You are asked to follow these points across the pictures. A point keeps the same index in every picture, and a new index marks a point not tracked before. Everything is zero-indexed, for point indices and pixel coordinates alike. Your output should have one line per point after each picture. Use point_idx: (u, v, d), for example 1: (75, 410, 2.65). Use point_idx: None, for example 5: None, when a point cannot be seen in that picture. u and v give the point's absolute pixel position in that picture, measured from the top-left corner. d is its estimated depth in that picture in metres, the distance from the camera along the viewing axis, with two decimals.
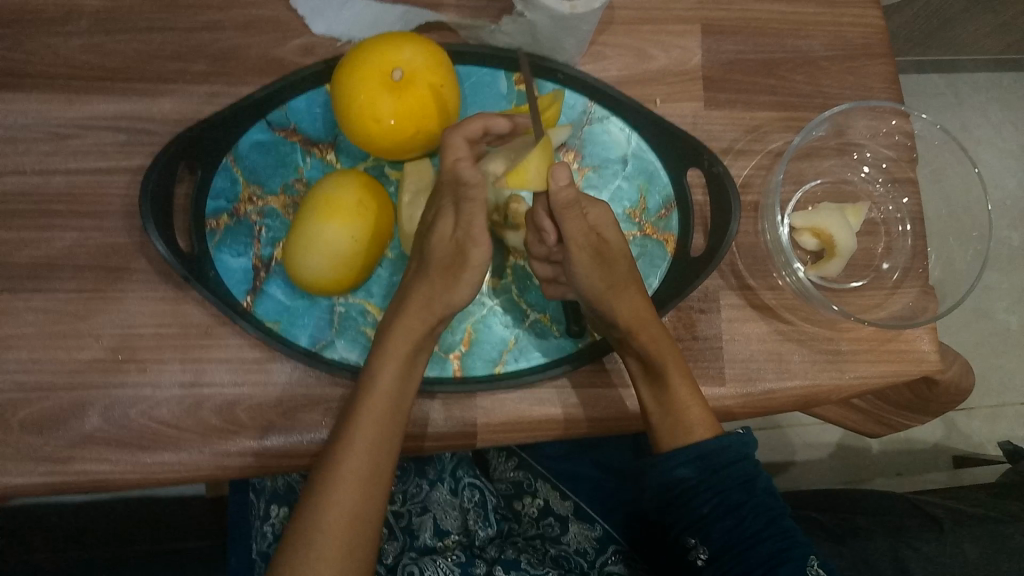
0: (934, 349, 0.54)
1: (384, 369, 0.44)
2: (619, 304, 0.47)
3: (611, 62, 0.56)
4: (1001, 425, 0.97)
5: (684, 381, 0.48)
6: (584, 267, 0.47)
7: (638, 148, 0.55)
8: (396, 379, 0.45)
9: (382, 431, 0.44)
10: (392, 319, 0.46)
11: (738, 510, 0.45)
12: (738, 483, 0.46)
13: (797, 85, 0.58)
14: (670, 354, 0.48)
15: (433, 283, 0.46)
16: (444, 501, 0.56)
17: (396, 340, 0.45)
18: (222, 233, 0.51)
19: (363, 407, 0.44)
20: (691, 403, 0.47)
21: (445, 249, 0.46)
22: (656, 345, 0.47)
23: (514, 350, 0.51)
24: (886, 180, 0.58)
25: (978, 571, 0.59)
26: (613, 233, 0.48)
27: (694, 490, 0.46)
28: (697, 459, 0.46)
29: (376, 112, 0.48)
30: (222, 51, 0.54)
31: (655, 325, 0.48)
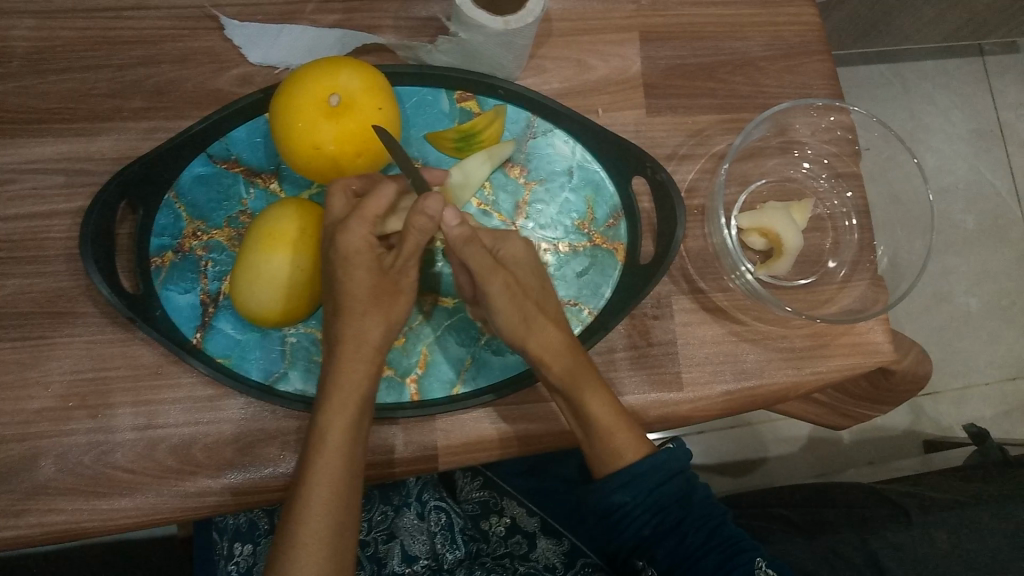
0: (888, 340, 0.55)
1: (333, 420, 0.43)
2: (534, 337, 0.47)
3: (551, 75, 0.56)
4: (968, 405, 0.99)
5: (605, 404, 0.47)
6: (499, 298, 0.46)
7: (583, 159, 0.55)
8: (346, 436, 0.43)
9: (340, 491, 0.42)
10: (330, 372, 0.44)
11: (678, 527, 0.47)
12: (675, 499, 0.47)
13: (737, 87, 0.58)
14: (587, 383, 0.47)
15: (365, 317, 0.44)
16: (411, 526, 0.57)
17: (341, 391, 0.43)
18: (167, 271, 0.51)
19: (316, 463, 0.42)
20: (614, 429, 0.47)
21: (372, 278, 0.44)
22: (568, 373, 0.47)
23: (472, 367, 0.52)
24: (829, 175, 0.58)
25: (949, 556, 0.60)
26: (523, 268, 0.48)
27: (632, 514, 0.47)
28: (629, 484, 0.47)
29: (315, 139, 0.47)
30: (158, 86, 0.53)
31: (574, 351, 0.47)
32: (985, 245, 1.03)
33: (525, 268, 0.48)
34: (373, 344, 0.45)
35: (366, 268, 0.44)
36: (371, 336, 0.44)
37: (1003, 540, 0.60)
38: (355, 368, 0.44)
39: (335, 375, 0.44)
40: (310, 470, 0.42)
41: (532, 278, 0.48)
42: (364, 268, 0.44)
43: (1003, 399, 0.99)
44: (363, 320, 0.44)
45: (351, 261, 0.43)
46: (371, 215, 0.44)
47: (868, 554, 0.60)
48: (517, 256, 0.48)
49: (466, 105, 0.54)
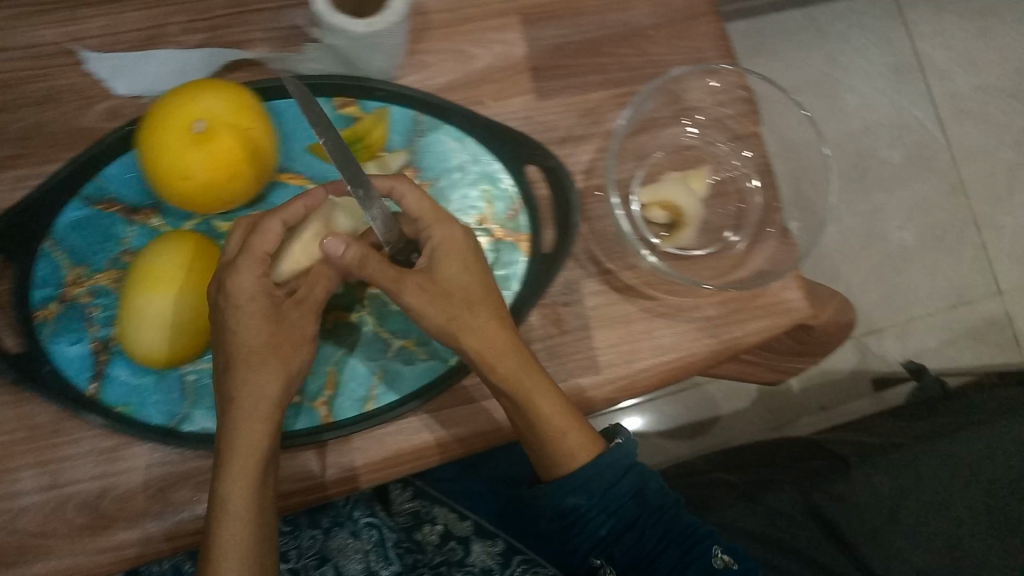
0: (802, 296, 0.54)
1: (234, 484, 0.41)
2: (471, 337, 0.44)
3: (433, 70, 0.54)
4: (912, 340, 0.99)
5: (552, 401, 0.45)
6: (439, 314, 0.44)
7: (475, 152, 0.53)
8: (248, 499, 0.42)
9: (251, 554, 0.41)
10: (226, 437, 0.42)
11: (635, 525, 0.48)
12: (630, 497, 0.48)
13: (625, 58, 0.56)
14: (532, 382, 0.45)
15: (260, 371, 0.42)
16: (343, 546, 0.57)
17: (239, 454, 0.42)
18: (53, 323, 0.49)
19: (222, 530, 0.41)
20: (567, 429, 0.46)
21: (263, 326, 0.43)
22: (513, 373, 0.44)
23: (383, 383, 0.50)
24: (728, 139, 0.57)
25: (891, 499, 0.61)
26: (449, 263, 0.45)
27: (589, 516, 0.47)
28: (583, 488, 0.46)
29: (184, 169, 0.45)
30: (21, 131, 0.51)
31: (513, 355, 0.45)
32: (914, 178, 1.03)
33: (455, 266, 0.45)
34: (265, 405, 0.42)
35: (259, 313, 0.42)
36: (268, 389, 0.42)
37: (943, 479, 0.61)
38: (254, 431, 0.42)
39: (230, 442, 0.42)
40: (216, 540, 0.41)
41: (461, 273, 0.45)
42: (256, 312, 0.42)
43: (947, 328, 1.00)
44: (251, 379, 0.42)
45: (235, 309, 0.42)
46: (261, 256, 0.43)
47: (807, 507, 0.64)
48: (446, 248, 0.45)
49: (348, 110, 0.52)
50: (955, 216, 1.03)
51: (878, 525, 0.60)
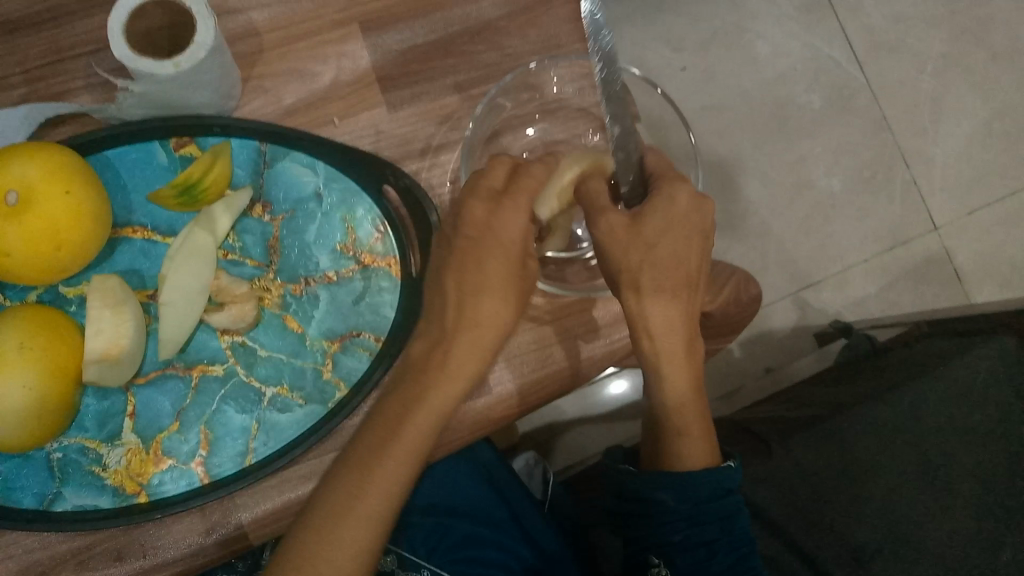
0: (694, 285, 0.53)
1: (433, 396, 0.44)
2: (655, 310, 0.47)
3: (276, 94, 0.51)
4: (851, 288, 0.98)
5: (692, 392, 0.50)
6: (671, 268, 0.47)
7: (328, 176, 0.51)
8: (420, 433, 0.44)
9: (393, 478, 0.43)
10: (411, 399, 0.44)
11: (711, 544, 0.50)
12: (717, 518, 0.50)
13: (480, 55, 0.54)
14: (686, 374, 0.49)
15: (491, 297, 0.45)
16: None
17: (445, 379, 0.45)
18: None
19: (393, 444, 0.43)
20: (684, 431, 0.50)
21: (506, 262, 0.46)
22: (673, 360, 0.48)
23: (259, 434, 0.48)
24: (597, 126, 0.55)
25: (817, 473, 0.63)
26: (653, 218, 0.46)
27: (669, 515, 0.50)
28: (675, 487, 0.49)
29: (2, 246, 0.43)
30: None
31: (680, 335, 0.48)
32: (836, 120, 1.01)
33: (675, 242, 0.47)
34: (461, 369, 0.45)
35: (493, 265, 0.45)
36: (457, 359, 0.45)
37: (877, 446, 0.63)
38: (432, 398, 0.44)
39: (411, 406, 0.44)
40: (386, 446, 0.43)
41: (665, 239, 0.47)
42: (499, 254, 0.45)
43: (886, 271, 0.98)
44: (472, 326, 0.45)
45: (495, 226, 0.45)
46: (485, 192, 0.45)
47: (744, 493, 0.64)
48: (667, 211, 0.47)
49: (185, 151, 0.50)
50: (882, 153, 1.01)
51: (850, 468, 0.62)
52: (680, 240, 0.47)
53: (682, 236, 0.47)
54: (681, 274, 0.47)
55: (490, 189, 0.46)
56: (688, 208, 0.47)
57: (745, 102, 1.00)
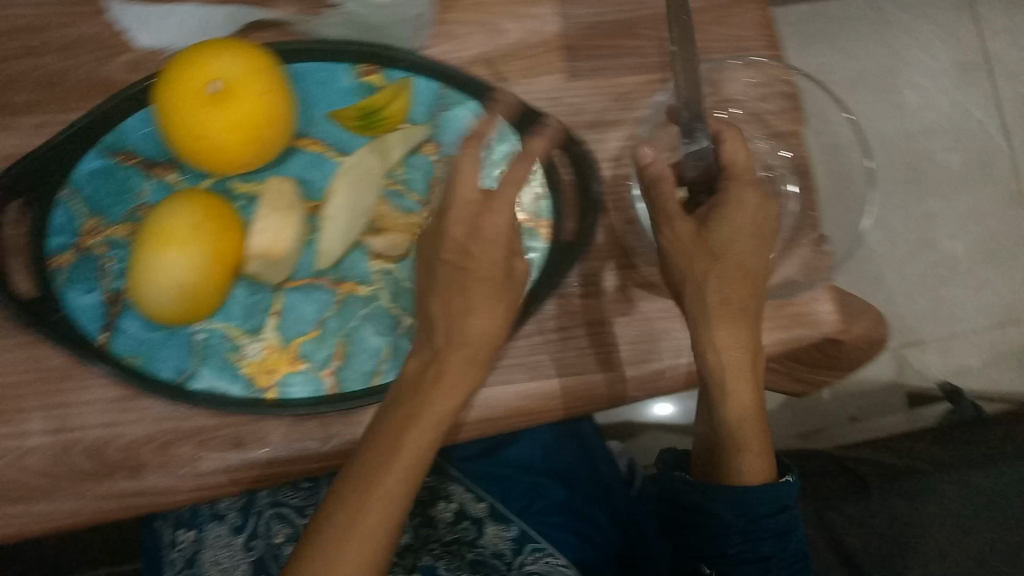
0: (832, 309, 0.53)
1: (432, 401, 0.44)
2: (722, 331, 0.47)
3: (462, 43, 0.52)
4: (955, 355, 0.95)
5: (750, 413, 0.49)
6: (728, 291, 0.48)
7: (498, 130, 0.52)
8: (418, 445, 0.43)
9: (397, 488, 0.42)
10: (407, 417, 0.43)
11: (765, 560, 0.50)
12: (773, 533, 0.50)
13: (662, 42, 0.53)
14: (744, 397, 0.49)
15: None
16: (217, 539, 0.59)
17: (438, 389, 0.44)
18: (68, 270, 0.49)
19: (388, 454, 0.42)
20: (745, 446, 0.49)
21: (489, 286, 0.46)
22: (737, 384, 0.48)
23: (390, 358, 0.50)
24: (766, 135, 0.55)
25: (902, 516, 0.62)
26: (721, 227, 0.48)
27: (726, 529, 0.50)
28: (736, 503, 0.49)
29: (199, 129, 0.45)
30: (41, 79, 0.50)
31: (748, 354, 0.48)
32: (970, 185, 0.98)
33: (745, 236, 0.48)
34: (453, 386, 0.44)
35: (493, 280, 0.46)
36: (451, 372, 0.44)
37: (970, 513, 0.61)
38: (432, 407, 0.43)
39: (401, 425, 0.43)
40: (378, 456, 0.42)
41: (742, 240, 0.48)
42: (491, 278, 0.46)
43: (991, 346, 0.96)
44: (462, 337, 0.45)
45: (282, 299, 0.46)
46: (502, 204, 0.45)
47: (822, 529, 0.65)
48: (741, 212, 0.49)
49: (370, 78, 0.51)
50: (1013, 228, 0.97)
51: (906, 526, 0.61)
52: (752, 238, 0.49)
53: (745, 253, 0.48)
54: (737, 300, 0.48)
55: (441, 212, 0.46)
56: (759, 215, 0.49)
57: (881, 148, 0.98)
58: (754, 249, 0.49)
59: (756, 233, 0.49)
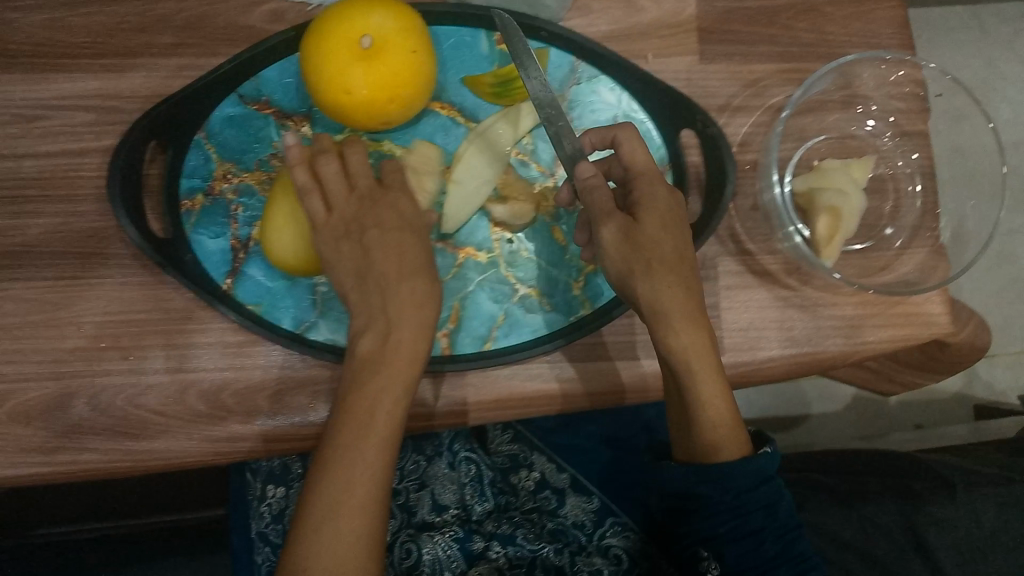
0: (945, 311, 0.52)
1: (370, 375, 0.42)
2: (673, 323, 0.43)
3: (598, 17, 0.52)
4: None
5: (717, 401, 0.43)
6: (667, 286, 0.42)
7: (629, 108, 0.52)
8: (373, 416, 0.41)
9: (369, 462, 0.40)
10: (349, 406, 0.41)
11: (758, 533, 0.45)
12: (762, 506, 0.44)
13: (800, 33, 0.54)
14: (710, 387, 0.43)
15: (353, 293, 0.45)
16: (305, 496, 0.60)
17: (390, 359, 0.42)
18: (198, 214, 0.50)
19: (355, 430, 0.41)
20: (720, 426, 0.43)
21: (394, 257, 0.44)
22: (693, 370, 0.43)
23: (504, 325, 0.50)
24: (894, 133, 0.55)
25: (940, 520, 0.60)
26: (650, 216, 0.44)
27: (715, 509, 0.45)
28: (717, 482, 0.44)
29: (346, 83, 0.45)
30: (187, 22, 0.51)
31: (704, 340, 0.43)
32: None
33: (656, 225, 0.43)
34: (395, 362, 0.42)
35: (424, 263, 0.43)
36: (406, 338, 0.43)
37: None
38: (381, 383, 0.41)
39: (352, 419, 0.41)
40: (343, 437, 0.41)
41: (661, 229, 0.43)
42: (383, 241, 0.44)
43: None
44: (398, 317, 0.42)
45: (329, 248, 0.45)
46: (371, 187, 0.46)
47: (886, 533, 0.61)
48: (651, 204, 0.44)
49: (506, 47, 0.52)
50: None
51: None
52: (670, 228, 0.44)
53: (664, 246, 0.43)
54: (671, 294, 0.42)
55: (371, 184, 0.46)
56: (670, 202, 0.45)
57: None
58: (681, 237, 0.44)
59: (668, 219, 0.44)
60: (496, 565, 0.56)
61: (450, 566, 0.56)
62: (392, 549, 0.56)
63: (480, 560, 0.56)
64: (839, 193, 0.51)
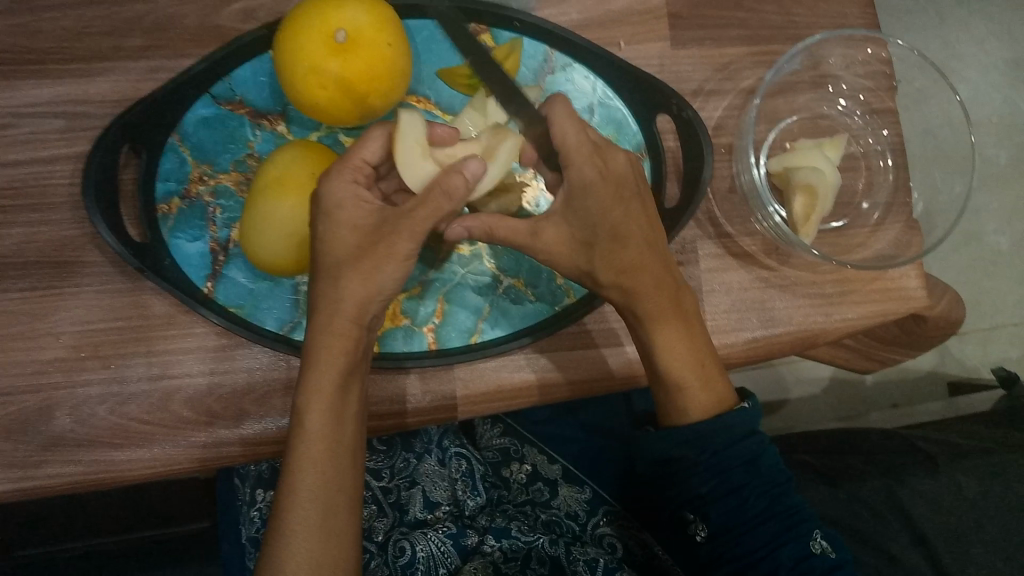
0: (921, 285, 0.53)
1: (314, 376, 0.40)
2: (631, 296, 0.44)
3: (570, 6, 0.53)
4: (995, 347, 0.92)
5: (684, 358, 0.44)
6: (633, 270, 0.43)
7: (604, 96, 0.53)
8: (324, 418, 0.40)
9: (327, 465, 0.39)
10: (299, 411, 0.40)
11: (739, 490, 0.44)
12: (741, 462, 0.44)
13: (768, 17, 0.54)
14: (680, 355, 0.44)
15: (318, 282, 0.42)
16: None
17: (325, 348, 0.40)
18: (175, 218, 0.49)
19: (302, 433, 0.40)
20: (686, 385, 0.44)
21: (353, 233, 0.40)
22: (660, 344, 0.44)
23: (489, 318, 0.50)
24: (864, 111, 0.56)
25: (924, 495, 0.60)
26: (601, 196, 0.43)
27: (693, 470, 0.44)
28: (689, 441, 0.44)
29: (322, 78, 0.45)
30: (156, 23, 0.50)
31: (658, 301, 0.44)
32: None
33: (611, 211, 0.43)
34: (344, 360, 0.40)
35: (393, 258, 0.40)
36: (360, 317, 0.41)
37: None
38: (321, 384, 0.40)
39: (304, 419, 0.40)
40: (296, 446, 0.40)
41: (613, 213, 0.43)
42: (348, 226, 0.40)
43: None
44: (344, 311, 0.40)
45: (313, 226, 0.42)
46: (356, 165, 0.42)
47: (870, 510, 0.61)
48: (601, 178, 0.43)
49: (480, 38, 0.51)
50: None
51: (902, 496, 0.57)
52: (626, 212, 0.43)
53: (618, 228, 0.43)
54: (636, 276, 0.44)
55: (364, 163, 0.43)
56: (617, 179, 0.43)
57: None
58: (636, 213, 0.43)
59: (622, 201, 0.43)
60: (490, 559, 0.55)
61: (444, 562, 0.55)
62: (386, 548, 0.56)
63: (474, 555, 0.56)
64: (814, 170, 0.51)
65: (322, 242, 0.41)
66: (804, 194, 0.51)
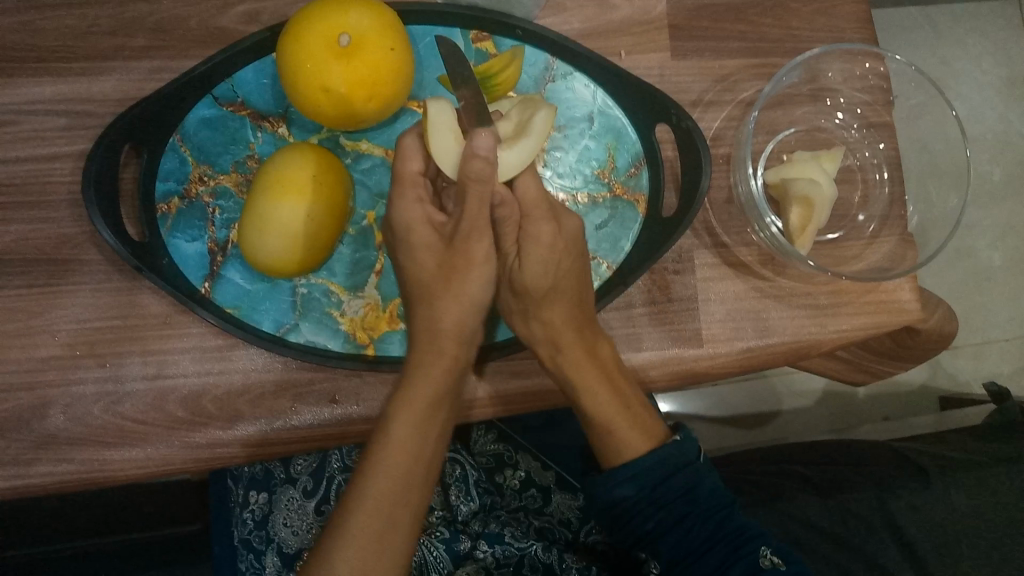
0: (916, 298, 0.53)
1: (413, 389, 0.41)
2: (546, 341, 0.46)
3: (572, 15, 0.53)
4: (986, 362, 0.92)
5: (610, 400, 0.45)
6: (556, 323, 0.46)
7: (603, 104, 0.53)
8: (413, 430, 0.40)
9: (403, 475, 0.39)
10: (386, 419, 0.41)
11: (683, 521, 0.44)
12: (681, 492, 0.44)
13: (767, 29, 0.55)
14: (603, 396, 0.45)
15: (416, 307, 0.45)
16: (292, 504, 0.57)
17: (426, 363, 0.42)
18: (173, 218, 0.50)
19: (387, 438, 0.40)
20: (613, 425, 0.45)
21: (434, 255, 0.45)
22: (580, 390, 0.45)
23: (485, 324, 0.51)
24: (861, 125, 0.57)
25: (915, 508, 0.61)
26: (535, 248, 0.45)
27: (638, 507, 0.44)
28: (634, 478, 0.44)
29: (324, 81, 0.45)
30: (160, 24, 0.50)
31: (579, 350, 0.46)
32: None
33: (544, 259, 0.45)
34: (440, 381, 0.42)
35: (473, 262, 0.44)
36: (449, 327, 0.43)
37: None
38: (415, 396, 0.41)
39: (390, 427, 0.40)
40: (377, 450, 0.40)
41: (544, 267, 0.45)
42: (424, 246, 0.45)
43: None
44: (443, 330, 0.43)
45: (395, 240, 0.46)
46: (411, 178, 0.45)
47: (863, 524, 0.61)
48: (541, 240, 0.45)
49: (482, 45, 0.52)
50: None
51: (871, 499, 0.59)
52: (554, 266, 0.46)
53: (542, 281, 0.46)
54: (558, 331, 0.46)
55: (416, 175, 0.45)
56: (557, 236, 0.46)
57: None
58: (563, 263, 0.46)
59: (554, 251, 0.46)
60: (482, 564, 0.57)
61: (437, 567, 0.56)
62: None
63: (467, 560, 0.57)
64: (812, 183, 0.52)
65: (408, 263, 0.45)
66: (801, 207, 0.52)
